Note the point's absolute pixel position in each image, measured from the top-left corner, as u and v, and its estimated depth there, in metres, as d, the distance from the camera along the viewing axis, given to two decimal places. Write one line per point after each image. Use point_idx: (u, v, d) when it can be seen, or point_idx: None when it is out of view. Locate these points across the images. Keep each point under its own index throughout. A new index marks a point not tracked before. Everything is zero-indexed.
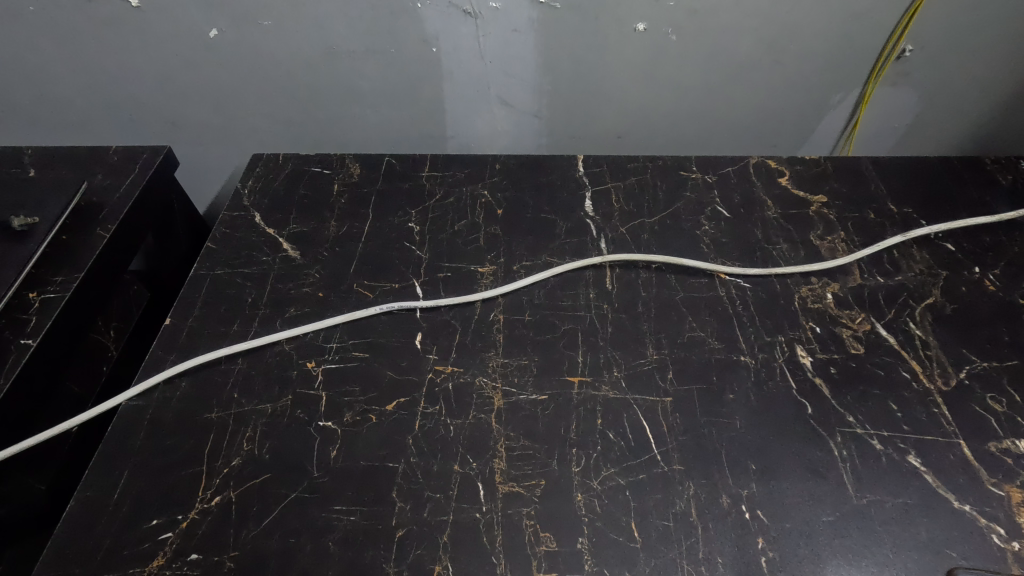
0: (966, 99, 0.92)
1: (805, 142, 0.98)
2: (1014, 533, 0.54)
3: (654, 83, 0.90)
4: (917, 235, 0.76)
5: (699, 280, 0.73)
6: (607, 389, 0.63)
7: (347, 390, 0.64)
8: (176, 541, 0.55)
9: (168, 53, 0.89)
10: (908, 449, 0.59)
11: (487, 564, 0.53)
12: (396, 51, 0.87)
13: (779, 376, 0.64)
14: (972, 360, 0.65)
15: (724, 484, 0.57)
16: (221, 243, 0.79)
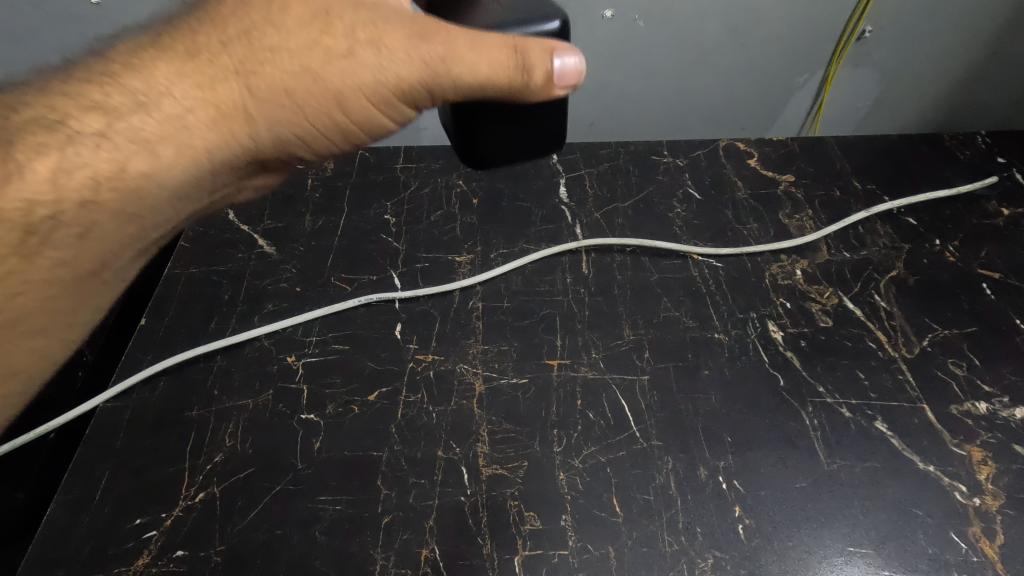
0: (924, 80, 0.95)
1: (772, 124, 1.00)
2: (975, 489, 0.56)
3: (623, 70, 0.91)
4: (880, 210, 0.78)
5: (672, 262, 0.75)
6: (586, 370, 0.65)
7: (329, 382, 0.64)
8: (161, 538, 0.55)
9: None
10: (875, 415, 0.61)
11: (473, 545, 0.54)
12: None
13: (752, 351, 0.66)
14: (935, 328, 0.67)
15: (701, 456, 0.58)
16: (194, 241, 0.78)
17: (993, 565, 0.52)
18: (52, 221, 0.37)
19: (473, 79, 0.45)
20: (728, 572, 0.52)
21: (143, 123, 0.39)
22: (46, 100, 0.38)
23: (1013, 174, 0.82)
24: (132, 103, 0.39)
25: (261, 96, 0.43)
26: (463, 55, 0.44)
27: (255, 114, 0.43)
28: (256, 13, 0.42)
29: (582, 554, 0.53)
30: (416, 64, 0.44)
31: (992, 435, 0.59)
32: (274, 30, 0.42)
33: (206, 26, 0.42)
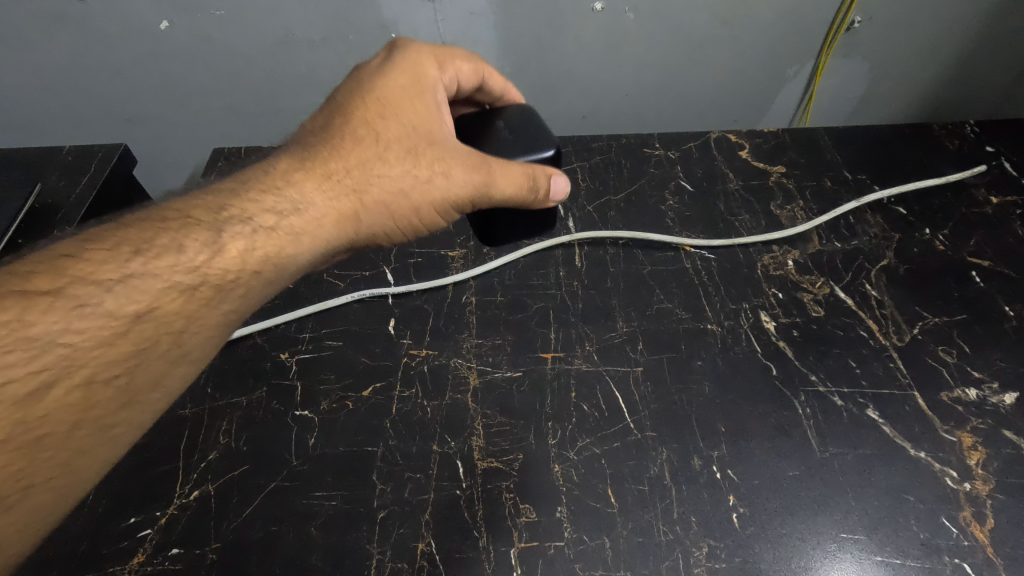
0: (914, 70, 0.95)
1: (762, 115, 1.00)
2: (966, 475, 0.57)
3: (614, 62, 0.91)
4: (870, 200, 0.79)
5: (665, 254, 0.75)
6: (580, 363, 0.65)
7: (323, 378, 0.64)
8: (155, 537, 0.54)
9: (118, 47, 0.87)
10: (867, 403, 0.61)
11: (469, 538, 0.54)
12: (355, 38, 0.86)
13: (744, 341, 0.66)
14: (925, 316, 0.68)
15: (695, 446, 0.59)
16: None
17: (983, 548, 0.53)
18: (220, 278, 0.41)
19: (504, 197, 0.51)
20: (722, 560, 0.53)
21: (287, 217, 0.45)
22: (218, 200, 0.44)
23: (1001, 162, 0.83)
24: (280, 204, 0.45)
25: (371, 205, 0.49)
26: (504, 177, 0.51)
27: (363, 217, 0.49)
28: (374, 136, 0.50)
29: (578, 545, 0.53)
30: (467, 186, 0.50)
31: (982, 421, 0.60)
32: (387, 150, 0.50)
33: (337, 144, 0.49)
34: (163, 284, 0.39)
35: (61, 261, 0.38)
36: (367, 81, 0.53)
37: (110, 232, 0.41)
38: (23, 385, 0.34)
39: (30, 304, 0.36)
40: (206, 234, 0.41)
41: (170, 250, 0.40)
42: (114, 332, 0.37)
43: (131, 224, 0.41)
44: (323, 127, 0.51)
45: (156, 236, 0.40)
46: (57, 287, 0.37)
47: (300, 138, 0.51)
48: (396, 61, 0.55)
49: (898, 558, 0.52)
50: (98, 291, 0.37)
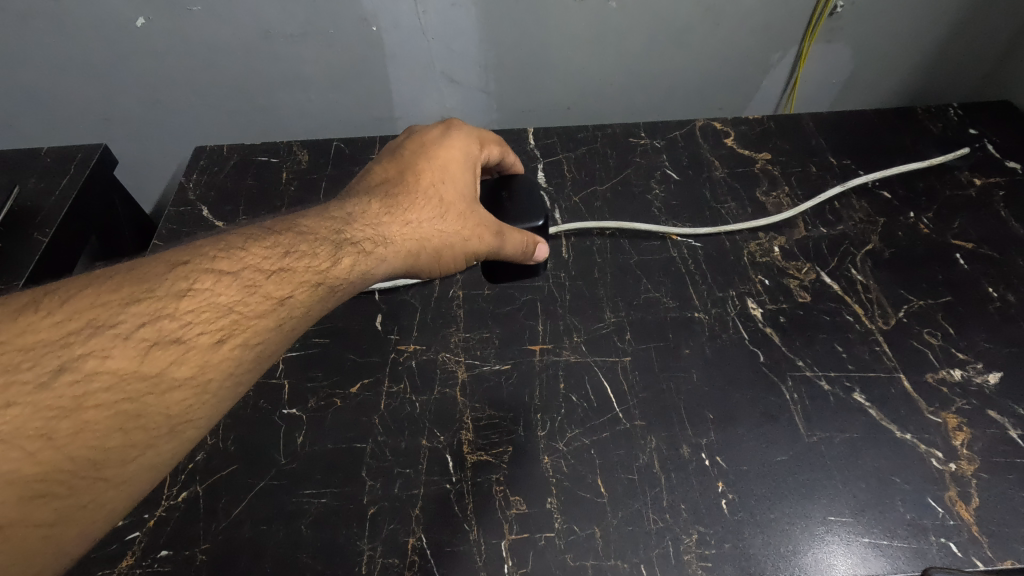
0: (897, 54, 0.95)
1: (748, 102, 1.00)
2: (951, 455, 0.57)
3: (598, 52, 0.91)
4: (855, 185, 0.79)
5: (651, 243, 0.75)
6: (569, 354, 0.65)
7: (310, 376, 0.64)
8: (144, 539, 0.54)
9: (95, 46, 0.86)
10: (853, 387, 0.62)
11: (459, 532, 0.54)
12: (334, 32, 0.85)
13: (731, 328, 0.66)
14: (910, 299, 0.68)
15: (684, 434, 0.59)
16: (167, 240, 0.77)
17: (969, 528, 0.53)
18: (336, 284, 0.45)
19: (506, 254, 0.57)
20: (712, 547, 0.53)
21: (376, 254, 0.48)
22: (325, 224, 0.47)
23: (984, 144, 0.83)
24: (372, 237, 0.48)
25: (441, 247, 0.53)
26: (513, 239, 0.56)
27: (429, 256, 0.53)
28: (442, 193, 0.54)
29: (568, 535, 0.54)
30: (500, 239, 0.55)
31: (966, 402, 0.60)
32: (452, 206, 0.53)
33: (413, 194, 0.53)
34: (301, 278, 0.42)
35: (233, 246, 0.41)
36: (434, 142, 0.56)
37: (263, 231, 0.44)
38: (208, 335, 0.37)
39: (217, 275, 0.39)
40: (327, 247, 0.45)
41: (306, 255, 0.43)
42: (268, 311, 0.40)
43: (273, 230, 0.44)
44: (399, 176, 0.54)
45: (296, 241, 0.44)
46: (236, 265, 0.40)
47: (375, 183, 0.53)
48: (454, 129, 0.58)
49: (885, 539, 0.53)
50: (260, 276, 0.40)
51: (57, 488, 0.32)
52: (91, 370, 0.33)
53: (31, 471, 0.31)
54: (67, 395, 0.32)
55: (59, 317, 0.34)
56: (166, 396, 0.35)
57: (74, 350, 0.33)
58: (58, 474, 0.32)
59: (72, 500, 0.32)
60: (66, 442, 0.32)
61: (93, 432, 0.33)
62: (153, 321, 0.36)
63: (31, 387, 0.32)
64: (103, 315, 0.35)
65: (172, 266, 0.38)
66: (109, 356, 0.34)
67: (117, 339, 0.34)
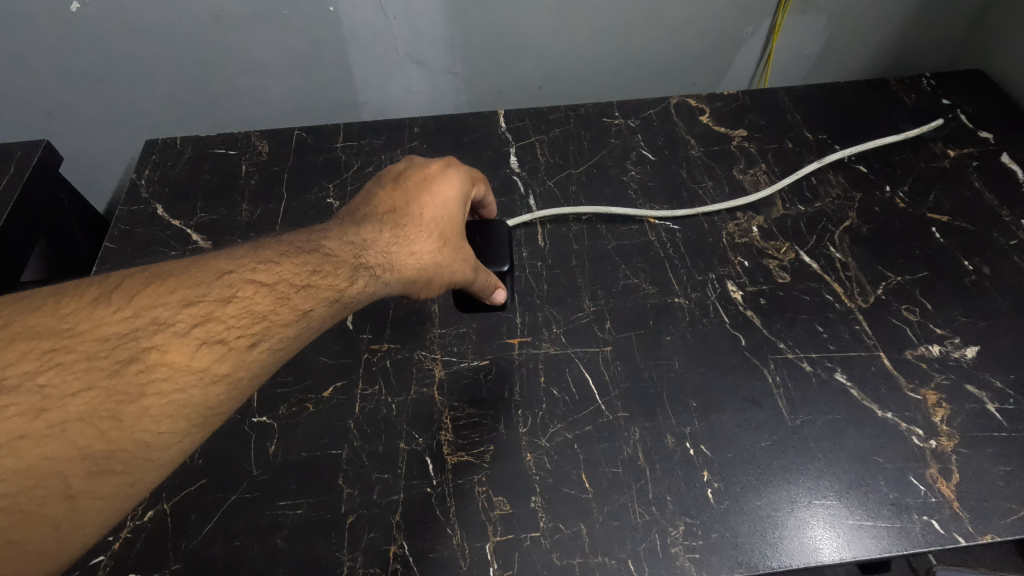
0: (870, 25, 0.93)
1: (721, 78, 0.98)
2: (931, 432, 0.57)
3: (569, 29, 0.87)
4: (832, 160, 0.78)
5: (629, 227, 0.73)
6: (548, 346, 0.63)
7: (279, 381, 0.61)
8: (110, 563, 0.52)
9: (27, 32, 0.80)
10: (834, 367, 0.61)
11: (442, 537, 0.52)
12: (290, 14, 0.80)
13: (712, 313, 0.65)
14: (889, 276, 0.68)
15: (668, 424, 0.58)
16: (120, 242, 0.73)
17: (949, 504, 0.54)
18: (351, 303, 0.44)
19: (475, 289, 0.55)
20: (699, 538, 0.52)
21: (384, 278, 0.46)
22: (346, 246, 0.45)
23: (957, 115, 0.83)
24: (383, 263, 0.46)
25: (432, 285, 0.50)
26: (485, 279, 0.55)
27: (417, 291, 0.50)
28: (441, 227, 0.51)
29: (553, 534, 0.52)
30: (476, 280, 0.54)
31: (945, 377, 0.60)
32: (451, 241, 0.50)
33: (419, 224, 0.49)
34: (322, 293, 0.41)
35: (270, 259, 0.40)
36: (436, 176, 0.53)
37: (291, 248, 0.42)
38: (245, 338, 0.36)
39: (258, 285, 0.38)
40: (347, 267, 0.44)
41: (330, 273, 0.42)
42: (292, 322, 0.39)
43: (302, 246, 0.43)
44: (405, 205, 0.50)
45: (322, 259, 0.43)
46: (274, 278, 0.39)
47: (380, 210, 0.50)
48: (454, 167, 0.55)
49: (869, 520, 0.53)
50: (292, 289, 0.40)
51: (117, 465, 0.31)
52: (154, 362, 0.33)
53: (98, 448, 0.31)
54: (132, 382, 0.32)
55: (125, 312, 0.33)
56: (209, 390, 0.35)
57: (140, 342, 0.33)
58: (121, 452, 0.31)
59: (127, 478, 0.32)
60: (130, 425, 0.32)
61: (152, 418, 0.32)
62: (205, 322, 0.35)
63: (106, 372, 0.31)
64: (161, 312, 0.34)
65: (218, 272, 0.37)
66: (168, 350, 0.33)
67: (176, 336, 0.34)
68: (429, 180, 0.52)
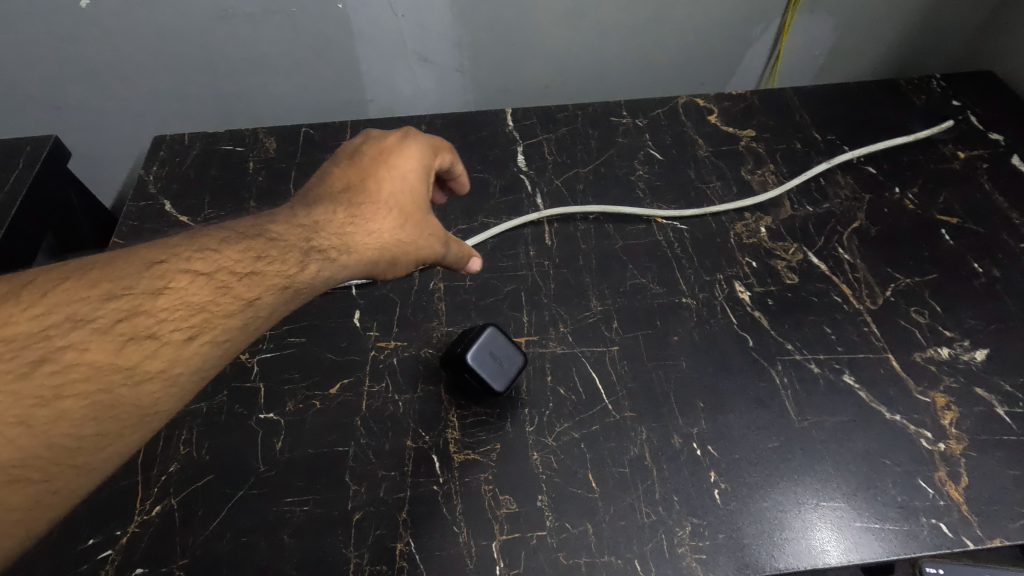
0: (880, 25, 0.93)
1: (730, 77, 0.98)
2: (940, 435, 0.57)
3: (577, 27, 0.87)
4: (841, 161, 0.77)
5: (636, 227, 0.73)
6: (555, 345, 0.63)
7: (287, 377, 0.61)
8: (117, 557, 0.52)
9: (37, 28, 0.80)
10: (842, 368, 0.61)
11: (449, 535, 0.52)
12: (298, 10, 0.80)
13: (719, 313, 0.65)
14: (897, 278, 0.67)
15: (675, 424, 0.58)
16: (127, 237, 0.73)
17: (958, 507, 0.54)
18: (302, 289, 0.45)
19: (447, 259, 0.57)
20: (706, 538, 0.52)
21: (338, 262, 0.47)
22: (294, 231, 0.46)
23: (968, 116, 0.82)
24: (337, 245, 0.47)
25: (400, 261, 0.52)
26: (454, 248, 0.57)
27: (387, 267, 0.52)
28: (402, 202, 0.52)
29: (560, 533, 0.52)
30: (444, 250, 0.56)
31: (954, 380, 0.60)
32: (413, 214, 0.52)
33: (377, 201, 0.51)
34: (268, 281, 0.42)
35: (207, 248, 0.41)
36: (392, 152, 0.54)
37: (232, 236, 0.43)
38: (181, 331, 0.37)
39: (193, 276, 0.39)
40: (294, 253, 0.44)
41: (275, 260, 0.43)
42: (234, 312, 0.40)
43: (245, 232, 0.44)
44: (362, 184, 0.52)
45: (265, 246, 0.43)
46: (211, 266, 0.40)
47: (336, 189, 0.51)
48: (412, 138, 0.56)
49: (877, 522, 0.53)
50: (231, 279, 0.40)
51: (31, 474, 0.32)
52: (71, 362, 0.33)
53: (12, 456, 0.31)
54: (45, 385, 0.32)
55: (42, 310, 0.34)
56: (139, 388, 0.36)
57: (53, 341, 0.33)
58: (34, 459, 0.32)
59: (45, 486, 0.32)
60: (46, 428, 0.32)
61: (71, 421, 0.33)
62: (131, 316, 0.36)
63: (18, 375, 0.32)
64: (82, 309, 0.35)
65: (148, 263, 0.38)
66: (88, 348, 0.34)
67: (97, 332, 0.34)
68: (385, 156, 0.54)
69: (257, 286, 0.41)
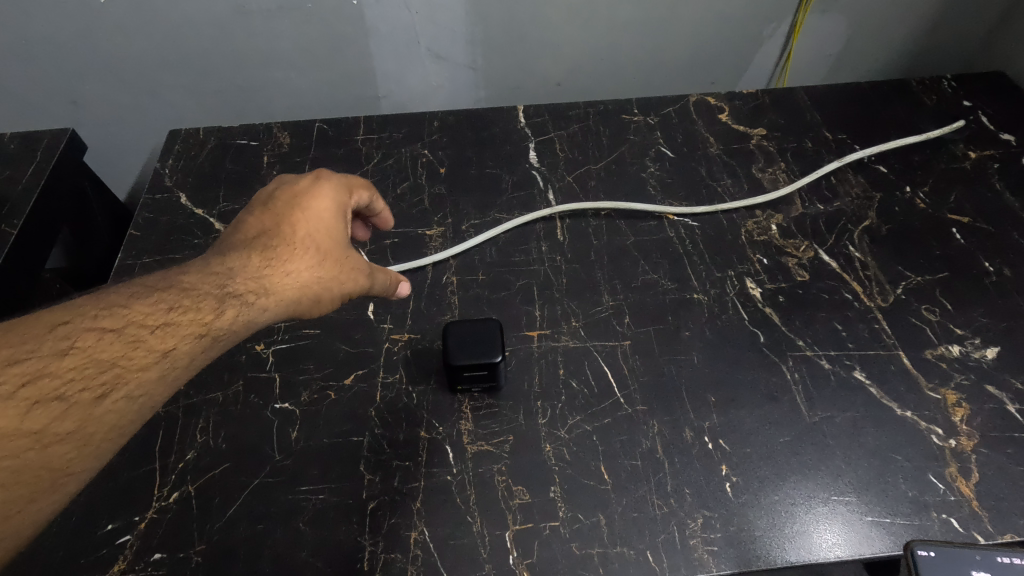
0: (891, 25, 0.93)
1: (740, 77, 0.98)
2: (951, 431, 0.57)
3: (589, 25, 0.88)
4: (851, 160, 0.78)
5: (648, 224, 0.73)
6: (567, 339, 0.63)
7: (301, 368, 0.62)
8: (136, 542, 0.52)
9: (56, 22, 0.81)
10: (853, 365, 0.61)
11: (462, 524, 0.53)
12: (314, 6, 0.81)
13: (731, 309, 0.66)
14: (908, 276, 0.68)
15: (687, 418, 0.58)
16: (144, 229, 0.74)
17: (969, 502, 0.54)
18: (221, 335, 0.46)
19: (376, 290, 0.57)
20: (717, 530, 0.53)
21: (255, 306, 0.48)
22: (208, 279, 0.47)
23: (978, 117, 0.82)
24: (254, 289, 0.48)
25: (320, 300, 0.53)
26: (381, 278, 0.57)
27: (308, 306, 0.52)
28: (320, 242, 0.52)
29: (573, 524, 0.53)
30: (371, 283, 0.56)
31: (965, 377, 0.60)
32: (331, 253, 0.52)
33: (293, 244, 0.51)
34: (183, 331, 0.44)
35: (116, 304, 0.43)
36: (307, 192, 0.53)
37: (142, 289, 0.44)
38: (91, 392, 0.40)
39: (100, 335, 0.41)
40: (210, 300, 0.46)
41: (190, 309, 0.45)
42: (148, 365, 0.42)
43: (155, 286, 0.45)
44: (276, 227, 0.52)
45: (179, 296, 0.45)
46: (120, 323, 0.42)
47: (250, 236, 0.52)
48: (326, 179, 0.55)
49: (887, 517, 0.53)
50: (143, 332, 0.42)
51: None
52: None
53: None
54: None
55: None
56: (48, 451, 0.38)
57: None
58: None
59: None
60: None
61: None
62: (36, 381, 0.38)
63: None
64: None
65: (52, 325, 0.40)
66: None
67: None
68: (301, 197, 0.53)
69: (171, 336, 0.43)
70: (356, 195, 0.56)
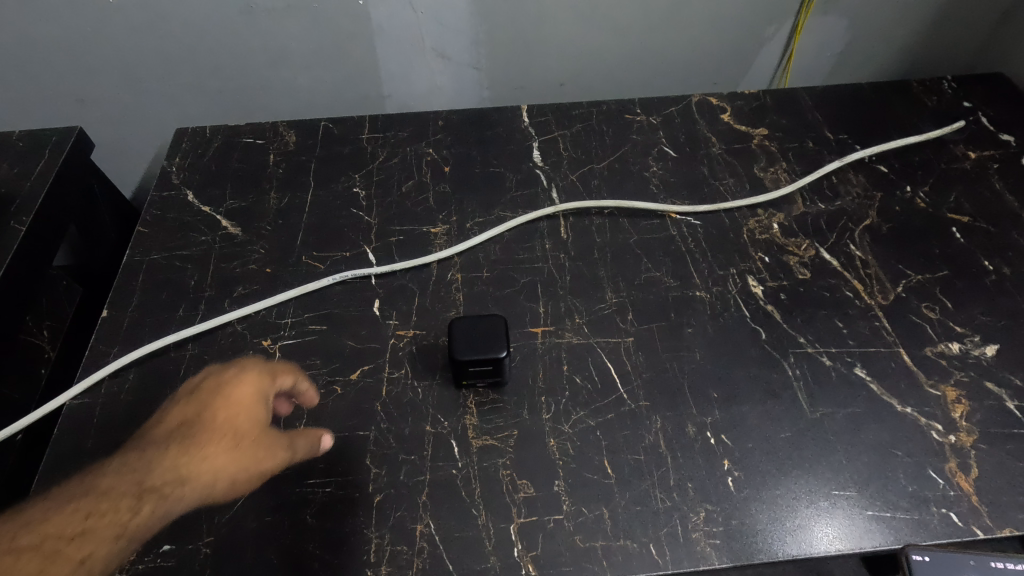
0: (892, 27, 0.94)
1: (742, 77, 0.99)
2: (950, 427, 0.58)
3: (593, 26, 0.88)
4: (852, 160, 0.79)
5: (651, 222, 0.74)
6: (571, 335, 0.64)
7: (308, 364, 0.63)
8: (144, 534, 0.53)
9: (65, 21, 0.82)
10: (854, 362, 0.62)
11: (467, 517, 0.54)
12: (320, 6, 0.82)
13: (733, 306, 0.66)
14: (909, 275, 0.68)
15: (689, 413, 0.59)
16: (152, 227, 0.75)
17: (968, 497, 0.54)
18: (134, 536, 0.53)
19: (297, 457, 0.57)
20: (719, 524, 0.53)
21: (173, 496, 0.55)
22: (129, 477, 0.56)
23: (978, 117, 0.83)
24: (169, 485, 0.55)
25: (233, 475, 0.56)
26: (299, 444, 0.57)
27: (220, 479, 0.56)
28: (232, 425, 0.58)
29: (577, 517, 0.54)
30: (281, 454, 0.57)
31: (965, 374, 0.61)
32: (243, 440, 0.58)
33: (207, 431, 0.58)
34: (101, 533, 0.53)
35: (38, 521, 0.53)
36: (225, 380, 0.61)
37: (69, 498, 0.54)
38: None
39: (29, 555, 0.52)
40: (128, 499, 0.54)
41: (108, 512, 0.54)
42: (70, 565, 0.51)
43: (79, 490, 0.55)
44: (195, 416, 0.59)
45: (100, 498, 0.54)
46: (47, 536, 0.53)
47: (173, 428, 0.58)
48: (253, 371, 0.62)
49: (887, 511, 0.54)
50: (65, 544, 0.52)
51: None
52: None
53: None
54: None
55: None
56: None
57: None
58: None
59: None
60: None
61: None
62: None
63: None
64: None
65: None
66: None
67: None
68: (220, 388, 0.61)
69: (84, 545, 0.52)
70: (278, 380, 0.61)
